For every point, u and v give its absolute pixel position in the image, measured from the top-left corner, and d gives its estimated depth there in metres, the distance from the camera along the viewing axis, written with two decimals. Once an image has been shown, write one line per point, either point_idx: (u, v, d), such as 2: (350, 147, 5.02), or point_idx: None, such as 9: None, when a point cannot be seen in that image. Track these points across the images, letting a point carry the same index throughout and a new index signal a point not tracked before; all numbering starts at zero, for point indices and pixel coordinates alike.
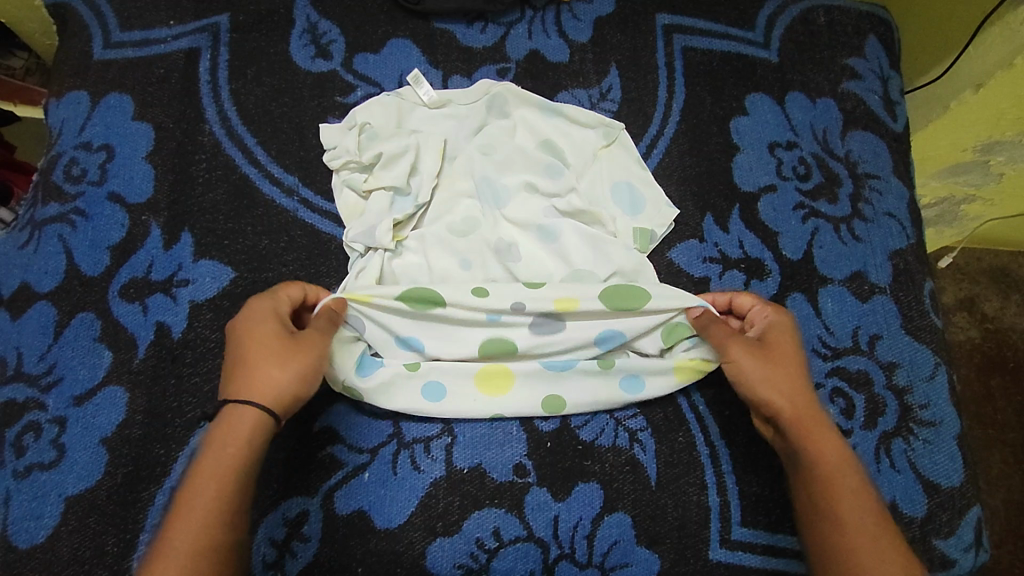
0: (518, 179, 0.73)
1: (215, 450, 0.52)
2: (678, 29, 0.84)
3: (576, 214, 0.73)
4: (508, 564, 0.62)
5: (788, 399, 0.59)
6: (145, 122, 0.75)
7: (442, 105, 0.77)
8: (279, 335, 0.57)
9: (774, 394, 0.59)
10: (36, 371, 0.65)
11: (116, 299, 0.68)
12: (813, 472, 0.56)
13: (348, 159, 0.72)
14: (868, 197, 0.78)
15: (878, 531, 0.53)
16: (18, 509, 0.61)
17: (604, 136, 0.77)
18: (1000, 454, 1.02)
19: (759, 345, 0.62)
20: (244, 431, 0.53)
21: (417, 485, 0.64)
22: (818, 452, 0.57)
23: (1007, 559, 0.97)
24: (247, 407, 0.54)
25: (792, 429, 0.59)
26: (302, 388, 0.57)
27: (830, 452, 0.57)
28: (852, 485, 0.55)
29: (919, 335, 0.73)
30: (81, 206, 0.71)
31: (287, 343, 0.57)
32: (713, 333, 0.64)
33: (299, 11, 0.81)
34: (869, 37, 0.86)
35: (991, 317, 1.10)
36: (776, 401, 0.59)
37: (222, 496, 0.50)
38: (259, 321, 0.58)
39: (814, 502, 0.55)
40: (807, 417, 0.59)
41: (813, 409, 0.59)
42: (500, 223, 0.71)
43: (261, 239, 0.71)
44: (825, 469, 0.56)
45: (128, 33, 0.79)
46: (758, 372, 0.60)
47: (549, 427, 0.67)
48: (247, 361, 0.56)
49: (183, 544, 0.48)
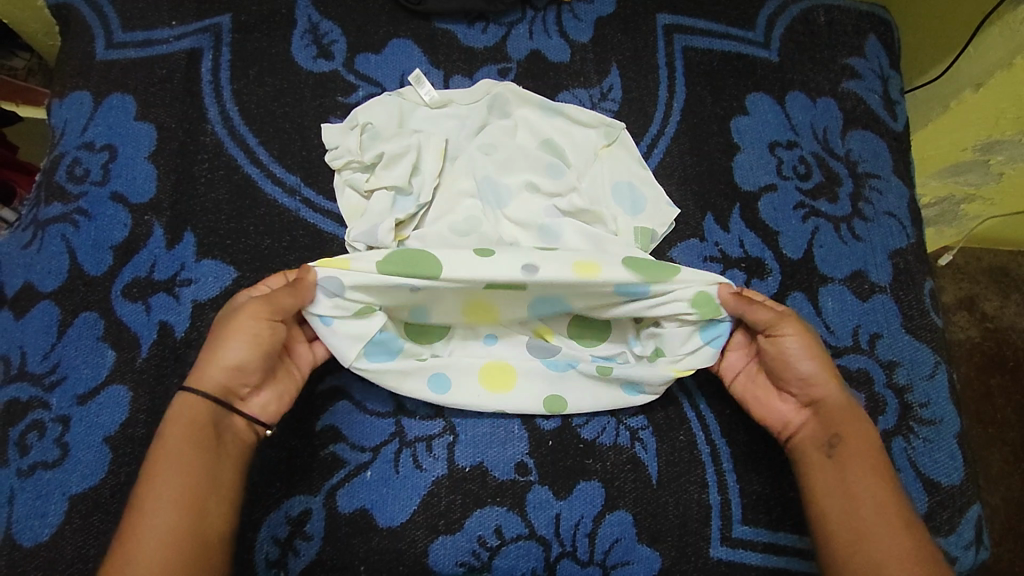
0: (519, 180, 0.73)
1: (171, 438, 0.55)
2: (679, 29, 0.84)
3: (576, 213, 0.73)
4: (510, 562, 0.63)
5: (835, 388, 0.61)
6: (148, 122, 0.75)
7: (443, 104, 0.77)
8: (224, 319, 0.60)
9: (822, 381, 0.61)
10: (40, 370, 0.65)
11: (119, 298, 0.68)
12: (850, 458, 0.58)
13: (349, 159, 0.73)
14: (869, 196, 0.78)
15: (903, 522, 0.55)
16: (22, 507, 0.61)
17: (605, 136, 0.77)
18: (999, 452, 1.03)
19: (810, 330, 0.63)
20: (191, 415, 0.56)
21: (420, 483, 0.64)
22: (858, 440, 0.59)
23: (1006, 557, 0.97)
24: (189, 394, 0.57)
25: (831, 414, 0.60)
26: (241, 357, 0.57)
27: (867, 442, 0.59)
28: (881, 475, 0.57)
29: (918, 334, 0.73)
30: (84, 206, 0.72)
31: (223, 324, 0.59)
32: (758, 315, 0.62)
33: (300, 11, 0.81)
34: (870, 36, 0.86)
35: (991, 316, 1.10)
36: (823, 388, 0.61)
37: (181, 478, 0.53)
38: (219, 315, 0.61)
39: (850, 485, 0.57)
40: (848, 407, 0.61)
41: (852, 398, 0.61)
42: (501, 223, 0.72)
43: (264, 238, 0.71)
44: (861, 457, 0.58)
45: (131, 34, 0.79)
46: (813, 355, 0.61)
47: (550, 426, 0.67)
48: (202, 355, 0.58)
49: (144, 526, 0.51)
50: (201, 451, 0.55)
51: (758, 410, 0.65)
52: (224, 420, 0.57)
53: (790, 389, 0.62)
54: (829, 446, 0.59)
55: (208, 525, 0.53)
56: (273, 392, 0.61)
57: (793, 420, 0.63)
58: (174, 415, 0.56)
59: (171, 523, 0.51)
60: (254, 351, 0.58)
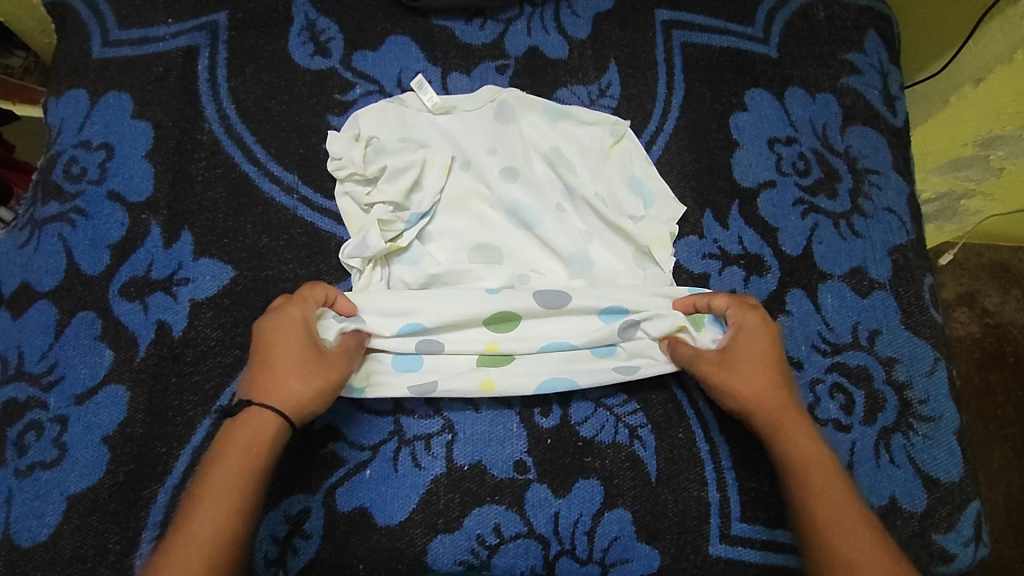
0: (550, 204, 0.73)
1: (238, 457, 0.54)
2: (677, 24, 0.84)
3: (611, 226, 0.72)
4: (509, 560, 0.63)
5: (766, 396, 0.62)
6: (144, 120, 0.75)
7: (446, 111, 0.76)
8: (303, 347, 0.60)
9: (747, 391, 0.62)
10: (38, 370, 0.65)
11: (116, 298, 0.68)
12: (791, 466, 0.59)
13: (353, 171, 0.72)
14: (869, 192, 0.78)
15: (859, 519, 0.55)
16: (20, 508, 0.61)
17: (613, 134, 0.77)
18: (999, 448, 1.03)
19: (736, 347, 0.64)
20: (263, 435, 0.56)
21: (419, 481, 0.64)
22: (796, 445, 0.60)
23: (1007, 553, 0.97)
24: (264, 412, 0.57)
25: (774, 425, 0.61)
26: (317, 405, 0.59)
27: (808, 447, 0.60)
28: (828, 475, 0.58)
29: (918, 331, 0.73)
30: (81, 205, 0.71)
31: (308, 359, 0.59)
32: (681, 352, 0.66)
33: (298, 8, 0.81)
34: (869, 31, 0.86)
35: (991, 311, 1.10)
36: (746, 399, 0.62)
37: (230, 495, 0.53)
38: (286, 330, 0.60)
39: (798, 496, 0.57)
40: (790, 413, 0.61)
41: (784, 404, 0.62)
42: (534, 246, 0.72)
43: (262, 237, 0.71)
44: (798, 461, 0.59)
45: (127, 32, 0.79)
46: (725, 377, 0.63)
47: (549, 424, 0.67)
48: (279, 374, 0.58)
49: (187, 539, 0.50)
50: (251, 469, 0.54)
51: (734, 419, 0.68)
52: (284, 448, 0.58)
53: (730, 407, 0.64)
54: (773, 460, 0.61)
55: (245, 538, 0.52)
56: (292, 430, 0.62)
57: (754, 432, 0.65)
58: (247, 425, 0.56)
59: (211, 535, 0.51)
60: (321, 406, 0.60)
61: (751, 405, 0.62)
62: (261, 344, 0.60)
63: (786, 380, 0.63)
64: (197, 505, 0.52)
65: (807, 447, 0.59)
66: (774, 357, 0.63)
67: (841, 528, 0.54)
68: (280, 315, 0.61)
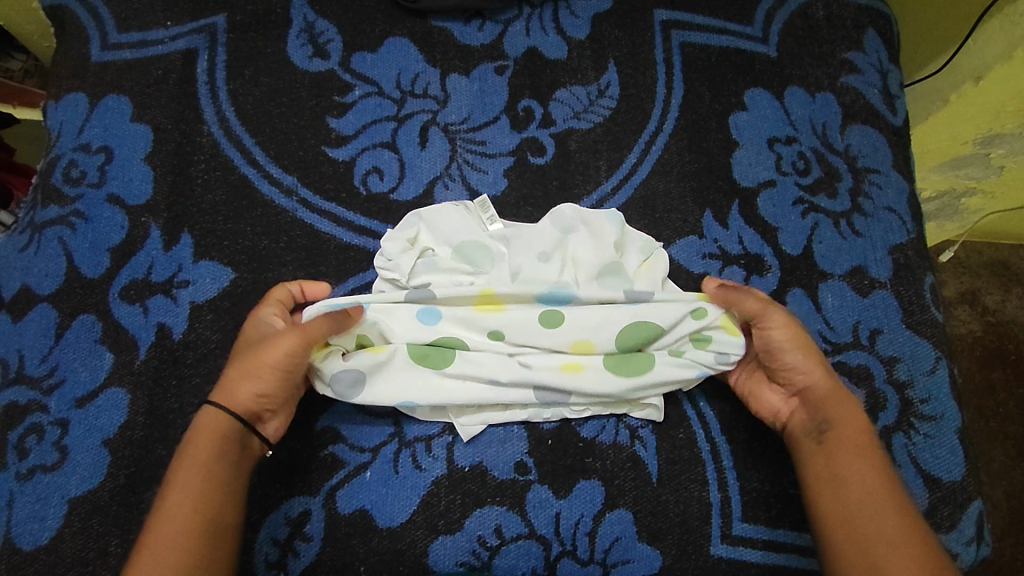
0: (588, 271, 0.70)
1: (208, 437, 0.56)
2: (677, 24, 0.84)
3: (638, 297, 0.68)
4: (510, 561, 0.62)
5: (820, 377, 0.62)
6: (143, 123, 0.75)
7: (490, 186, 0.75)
8: (258, 340, 0.61)
9: (807, 366, 0.62)
10: (38, 373, 0.65)
11: (116, 301, 0.68)
12: (841, 445, 0.58)
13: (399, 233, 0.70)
14: (868, 191, 0.78)
15: (893, 504, 0.55)
16: (21, 511, 0.61)
17: (642, 250, 0.72)
18: (1001, 446, 1.02)
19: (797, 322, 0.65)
20: (221, 429, 0.57)
21: (420, 483, 0.64)
22: (848, 427, 0.59)
23: (1009, 551, 0.97)
24: (214, 410, 0.57)
25: (818, 400, 0.61)
26: (262, 387, 0.58)
27: (858, 430, 0.59)
28: (874, 457, 0.58)
29: (919, 329, 0.73)
30: (80, 209, 0.71)
31: (253, 347, 0.60)
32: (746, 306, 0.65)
33: (296, 10, 0.81)
34: (868, 30, 0.86)
35: (993, 309, 1.10)
36: (807, 373, 0.62)
37: (189, 494, 0.53)
38: (254, 326, 0.62)
39: (835, 471, 0.58)
40: (834, 392, 0.61)
41: (839, 388, 0.62)
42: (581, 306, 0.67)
43: (261, 239, 0.71)
44: (853, 440, 0.59)
45: (126, 35, 0.79)
46: (795, 346, 0.62)
47: (550, 425, 0.67)
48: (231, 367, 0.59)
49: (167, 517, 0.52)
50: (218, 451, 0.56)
51: (751, 402, 0.66)
52: (244, 440, 0.58)
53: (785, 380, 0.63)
54: (819, 433, 0.60)
55: (224, 519, 0.54)
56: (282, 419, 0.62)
57: (784, 411, 0.64)
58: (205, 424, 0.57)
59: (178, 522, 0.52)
60: (281, 380, 0.59)
61: (812, 381, 0.62)
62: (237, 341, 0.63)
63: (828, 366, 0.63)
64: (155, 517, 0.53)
65: (860, 429, 0.59)
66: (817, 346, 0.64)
67: (879, 517, 0.54)
68: (255, 311, 0.64)
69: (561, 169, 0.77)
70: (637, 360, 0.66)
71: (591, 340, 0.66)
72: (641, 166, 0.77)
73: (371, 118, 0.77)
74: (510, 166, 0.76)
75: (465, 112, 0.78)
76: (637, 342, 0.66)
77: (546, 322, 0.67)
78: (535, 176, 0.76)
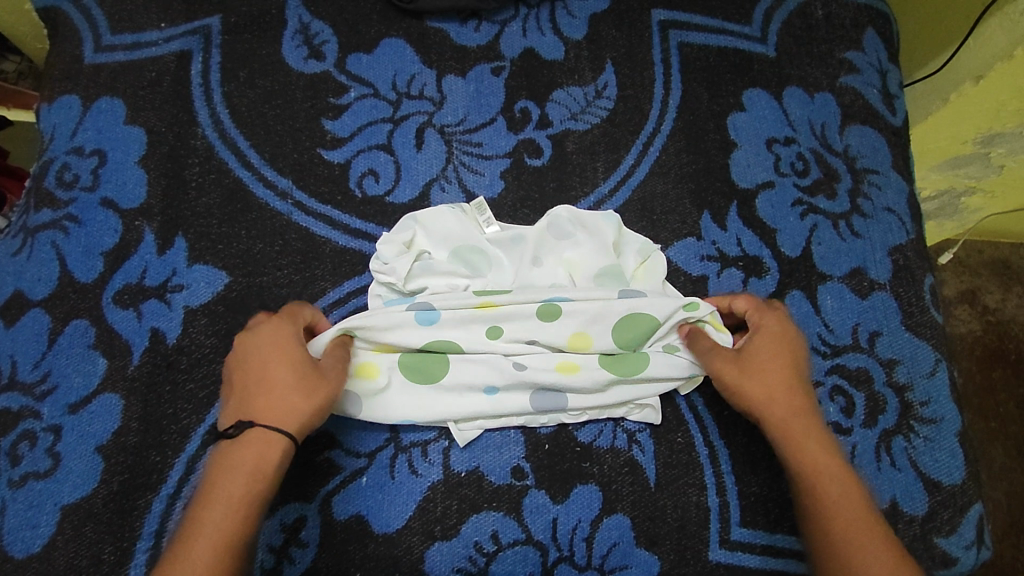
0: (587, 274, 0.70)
1: (257, 452, 0.54)
2: (675, 24, 0.83)
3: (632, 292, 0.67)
4: (507, 567, 0.62)
5: (773, 405, 0.59)
6: (137, 126, 0.74)
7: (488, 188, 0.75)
8: (309, 363, 0.59)
9: (761, 395, 0.60)
10: (31, 379, 0.65)
11: (110, 305, 0.68)
12: (807, 477, 0.56)
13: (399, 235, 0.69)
14: (868, 192, 0.78)
15: (860, 530, 0.52)
16: (14, 519, 0.60)
17: (642, 252, 0.71)
18: (1001, 447, 1.02)
19: (750, 346, 0.62)
20: (275, 451, 0.54)
21: (416, 489, 0.63)
22: (806, 456, 0.57)
23: (1009, 552, 0.97)
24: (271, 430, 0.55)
25: (776, 433, 0.59)
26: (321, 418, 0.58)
27: (819, 458, 0.57)
28: (845, 486, 0.55)
29: (919, 332, 0.72)
30: (74, 213, 0.71)
31: (297, 369, 0.58)
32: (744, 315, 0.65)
33: (291, 11, 0.80)
34: (868, 29, 0.85)
35: (993, 309, 1.09)
36: (759, 403, 0.60)
37: (231, 516, 0.51)
38: (282, 345, 0.59)
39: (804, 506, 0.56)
40: (793, 420, 0.59)
41: (800, 413, 0.59)
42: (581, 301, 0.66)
43: (256, 243, 0.71)
44: (814, 471, 0.56)
45: (119, 36, 0.78)
46: (741, 378, 0.61)
47: (547, 429, 0.66)
48: (274, 383, 0.57)
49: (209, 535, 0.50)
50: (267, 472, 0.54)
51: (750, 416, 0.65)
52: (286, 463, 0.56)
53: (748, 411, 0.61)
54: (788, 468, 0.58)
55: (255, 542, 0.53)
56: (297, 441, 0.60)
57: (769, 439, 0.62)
58: (251, 440, 0.54)
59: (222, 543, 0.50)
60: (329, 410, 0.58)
61: (766, 410, 0.59)
62: (255, 360, 0.58)
63: (798, 387, 0.60)
64: (191, 534, 0.50)
65: (822, 458, 0.57)
66: (784, 366, 0.61)
67: (835, 550, 0.52)
68: (271, 326, 0.60)
69: (558, 170, 0.76)
70: (635, 356, 0.66)
71: (589, 335, 0.66)
72: (639, 168, 0.77)
73: (367, 120, 0.76)
74: (508, 167, 0.76)
75: (462, 113, 0.77)
76: (635, 339, 0.66)
77: (543, 315, 0.65)
78: (532, 178, 0.76)
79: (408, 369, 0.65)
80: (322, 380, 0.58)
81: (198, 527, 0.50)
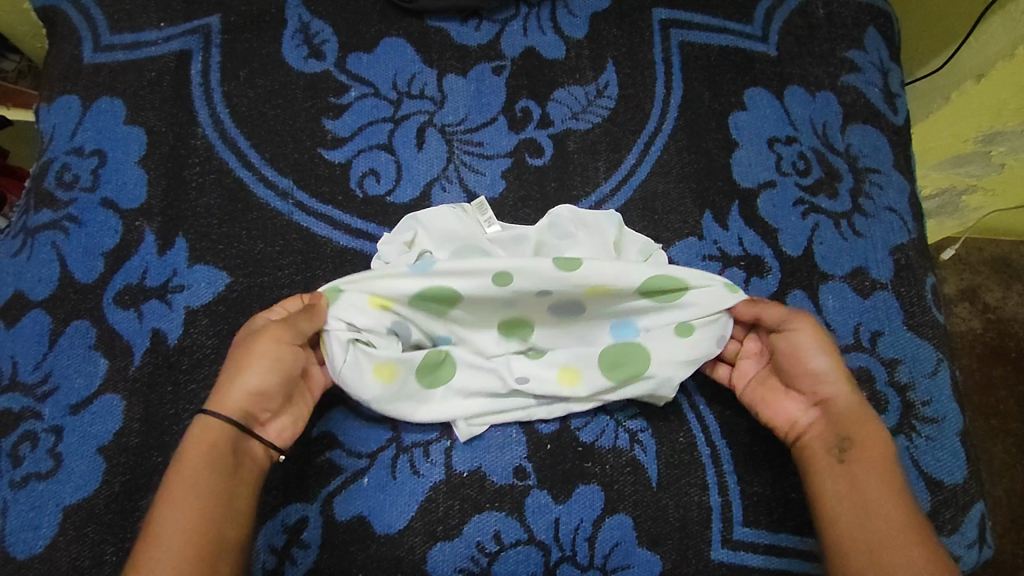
0: None
1: (203, 445, 0.55)
2: (676, 23, 0.83)
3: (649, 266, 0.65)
4: (509, 567, 0.62)
5: (841, 389, 0.60)
6: (137, 125, 0.74)
7: (491, 188, 0.75)
8: (252, 335, 0.60)
9: (830, 378, 0.61)
10: (32, 380, 0.65)
11: (111, 306, 0.67)
12: (865, 459, 0.57)
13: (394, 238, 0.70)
14: (869, 191, 0.77)
15: (913, 522, 0.53)
16: (15, 520, 0.60)
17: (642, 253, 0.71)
18: (1001, 444, 1.02)
19: (821, 327, 0.63)
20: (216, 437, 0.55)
21: (417, 489, 0.63)
22: (867, 440, 0.58)
23: (1010, 549, 0.97)
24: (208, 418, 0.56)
25: (840, 415, 0.59)
26: (258, 381, 0.58)
27: (876, 444, 0.58)
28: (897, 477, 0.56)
29: (920, 331, 0.72)
30: (74, 213, 0.71)
31: (243, 346, 0.59)
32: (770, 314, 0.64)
33: (291, 11, 0.80)
34: (869, 29, 0.85)
35: (993, 307, 1.09)
36: (832, 386, 0.60)
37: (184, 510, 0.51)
38: (241, 333, 0.61)
39: (855, 485, 0.56)
40: (857, 408, 0.60)
41: (860, 401, 0.60)
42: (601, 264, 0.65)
43: (257, 243, 0.71)
44: (872, 454, 0.57)
45: (119, 36, 0.78)
46: (817, 355, 0.61)
47: (549, 429, 0.66)
48: (225, 371, 0.59)
49: (167, 531, 0.50)
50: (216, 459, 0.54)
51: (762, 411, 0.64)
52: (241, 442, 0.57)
53: (800, 387, 0.62)
54: (840, 449, 0.58)
55: (223, 537, 0.52)
56: (290, 417, 0.61)
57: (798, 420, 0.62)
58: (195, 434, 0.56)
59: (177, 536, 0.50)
60: (271, 375, 0.58)
61: (831, 392, 0.60)
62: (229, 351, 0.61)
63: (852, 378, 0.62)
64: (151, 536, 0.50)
65: (878, 445, 0.58)
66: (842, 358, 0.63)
67: (890, 533, 0.53)
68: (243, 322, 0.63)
69: (559, 170, 0.76)
70: (638, 348, 0.65)
71: (608, 286, 0.64)
72: (641, 168, 0.77)
73: (367, 120, 0.76)
74: (509, 167, 0.76)
75: (463, 113, 0.77)
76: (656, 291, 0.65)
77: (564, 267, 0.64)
78: (533, 177, 0.76)
79: (422, 368, 0.64)
80: (252, 350, 0.58)
81: (157, 527, 0.51)
